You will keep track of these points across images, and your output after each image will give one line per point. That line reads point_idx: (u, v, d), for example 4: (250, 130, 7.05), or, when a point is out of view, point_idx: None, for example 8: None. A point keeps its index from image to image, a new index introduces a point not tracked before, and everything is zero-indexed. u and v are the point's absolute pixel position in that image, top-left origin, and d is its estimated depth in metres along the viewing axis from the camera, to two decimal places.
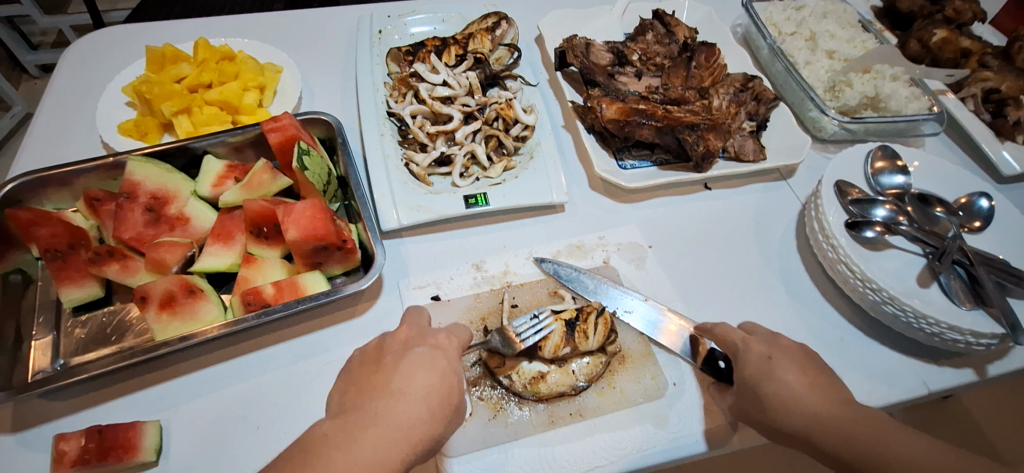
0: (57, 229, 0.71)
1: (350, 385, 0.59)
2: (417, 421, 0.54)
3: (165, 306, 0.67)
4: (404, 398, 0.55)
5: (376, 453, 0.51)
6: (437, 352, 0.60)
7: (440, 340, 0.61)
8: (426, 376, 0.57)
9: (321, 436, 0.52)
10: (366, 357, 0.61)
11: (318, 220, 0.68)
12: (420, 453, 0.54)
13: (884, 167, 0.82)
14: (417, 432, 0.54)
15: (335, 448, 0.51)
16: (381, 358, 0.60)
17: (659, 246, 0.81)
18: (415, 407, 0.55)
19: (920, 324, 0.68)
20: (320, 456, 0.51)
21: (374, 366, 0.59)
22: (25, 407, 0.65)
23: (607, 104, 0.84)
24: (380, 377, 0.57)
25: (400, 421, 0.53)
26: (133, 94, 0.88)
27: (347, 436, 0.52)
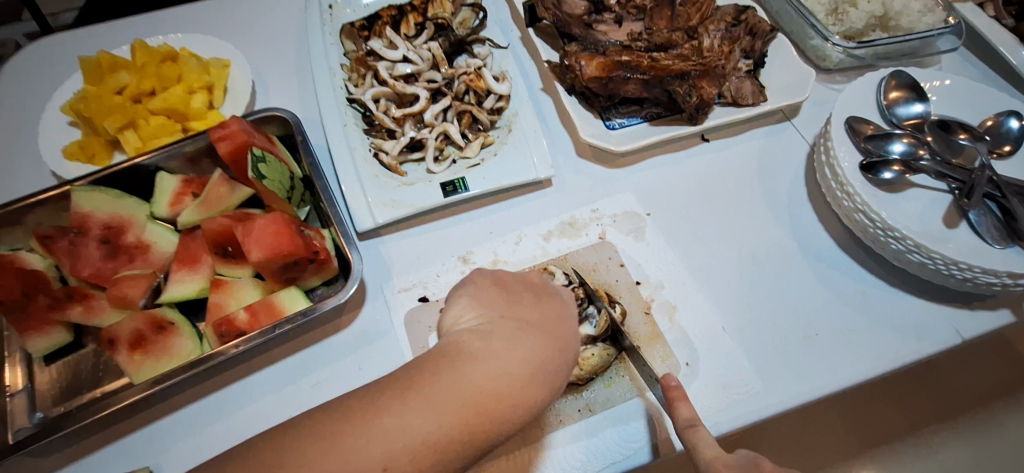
0: (7, 278, 0.64)
1: (485, 309, 0.54)
2: (558, 362, 0.51)
3: (135, 346, 0.62)
4: (551, 338, 0.52)
5: (516, 385, 0.47)
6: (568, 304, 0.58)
7: (564, 296, 0.60)
8: (563, 323, 0.55)
9: (468, 352, 0.48)
10: (498, 287, 0.57)
11: (281, 235, 0.62)
12: (548, 399, 0.50)
13: (900, 96, 0.74)
14: (554, 372, 0.50)
15: (479, 364, 0.47)
16: (519, 295, 0.56)
17: (658, 212, 0.75)
18: (560, 349, 0.52)
19: (951, 270, 0.62)
20: (465, 371, 0.46)
21: (508, 300, 0.55)
22: (10, 467, 0.61)
23: (585, 61, 0.76)
24: (522, 310, 0.54)
25: (545, 359, 0.50)
26: (73, 113, 0.81)
27: (492, 356, 0.48)
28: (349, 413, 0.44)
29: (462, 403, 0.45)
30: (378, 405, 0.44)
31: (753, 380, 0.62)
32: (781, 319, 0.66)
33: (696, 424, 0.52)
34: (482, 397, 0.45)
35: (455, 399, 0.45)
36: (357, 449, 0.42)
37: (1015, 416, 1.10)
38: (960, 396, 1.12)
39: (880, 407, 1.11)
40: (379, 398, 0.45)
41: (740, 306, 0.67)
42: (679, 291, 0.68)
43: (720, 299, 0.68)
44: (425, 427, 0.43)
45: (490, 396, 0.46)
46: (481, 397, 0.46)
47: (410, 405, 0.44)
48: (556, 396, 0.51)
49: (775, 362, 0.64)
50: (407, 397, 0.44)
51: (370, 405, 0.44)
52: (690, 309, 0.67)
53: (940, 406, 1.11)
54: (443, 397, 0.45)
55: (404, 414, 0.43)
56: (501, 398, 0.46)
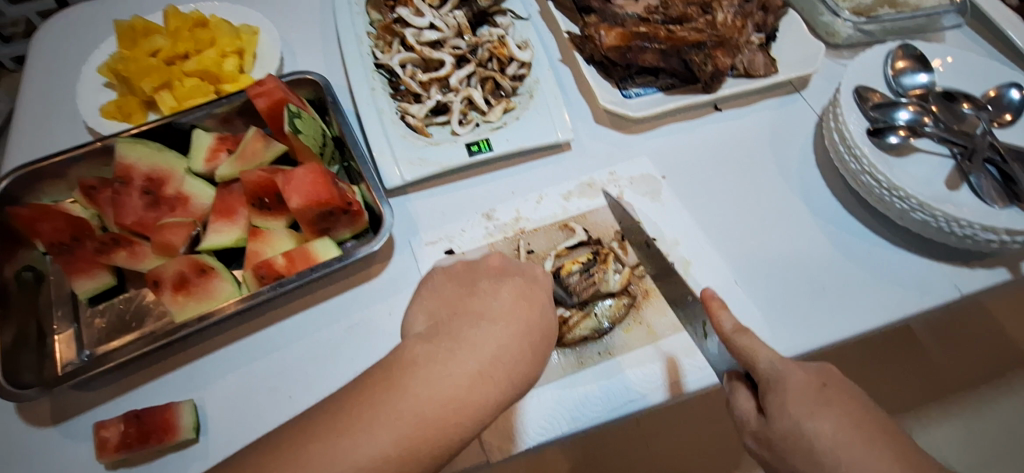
0: (59, 224, 0.69)
1: (438, 311, 0.57)
2: (510, 359, 0.52)
3: (179, 287, 0.66)
4: (500, 332, 0.53)
5: (461, 390, 0.49)
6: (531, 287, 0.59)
7: (534, 275, 0.61)
8: (520, 316, 0.55)
9: (412, 360, 0.50)
10: (455, 283, 0.60)
11: (318, 184, 0.66)
12: (503, 399, 0.51)
13: (906, 66, 0.77)
14: (504, 370, 0.51)
15: (421, 371, 0.49)
16: (475, 286, 0.58)
17: (673, 176, 0.78)
18: (510, 344, 0.53)
19: (952, 227, 0.66)
20: (405, 383, 0.48)
21: (463, 296, 0.58)
22: (59, 401, 0.64)
23: (605, 32, 0.79)
24: (476, 303, 0.56)
25: (494, 356, 0.51)
26: (111, 73, 0.84)
27: (436, 359, 0.50)
28: (288, 442, 0.45)
29: (401, 416, 0.46)
30: (314, 432, 0.46)
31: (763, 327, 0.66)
32: (789, 275, 0.70)
33: (825, 385, 0.49)
34: (426, 409, 0.47)
35: (392, 415, 0.46)
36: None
37: (1001, 389, 1.15)
38: (949, 372, 1.16)
39: (874, 384, 1.15)
40: (315, 426, 0.46)
41: (750, 261, 0.71)
42: (693, 248, 0.72)
43: (731, 255, 0.72)
44: (361, 447, 0.45)
45: (435, 406, 0.47)
46: (421, 408, 0.47)
47: (349, 427, 0.46)
48: (510, 393, 0.51)
49: (782, 313, 0.68)
50: (345, 421, 0.46)
51: (309, 430, 0.46)
52: (704, 264, 0.70)
53: (929, 381, 1.16)
54: (381, 414, 0.46)
55: (341, 442, 0.45)
56: (446, 403, 0.48)
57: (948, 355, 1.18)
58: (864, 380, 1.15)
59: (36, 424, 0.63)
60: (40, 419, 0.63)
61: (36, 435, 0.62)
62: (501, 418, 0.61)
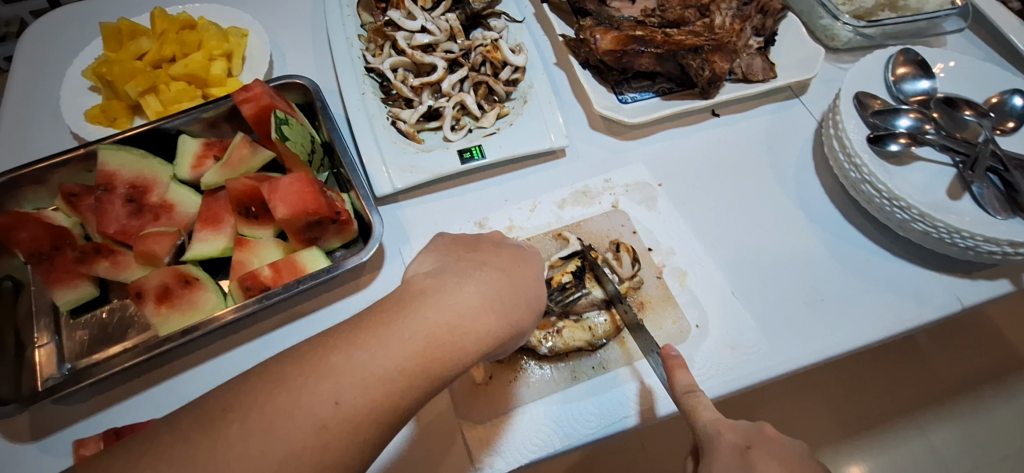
0: (38, 232, 0.67)
1: (442, 256, 0.57)
2: (514, 296, 0.52)
3: (162, 299, 0.64)
4: (505, 275, 0.53)
5: (468, 316, 0.48)
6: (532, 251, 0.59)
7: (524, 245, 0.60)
8: (522, 266, 0.55)
9: (419, 291, 0.50)
10: (457, 241, 0.59)
11: (305, 192, 0.64)
12: (508, 332, 0.51)
13: (907, 72, 0.76)
14: (509, 306, 0.51)
15: (429, 299, 0.49)
16: (478, 243, 0.58)
17: (669, 183, 0.77)
18: (515, 284, 0.53)
19: (954, 238, 0.64)
20: (415, 308, 0.48)
21: (467, 248, 0.57)
22: (39, 415, 0.62)
23: (600, 34, 0.78)
24: (478, 255, 0.56)
25: (499, 291, 0.51)
26: (95, 76, 0.82)
27: (441, 290, 0.50)
28: (300, 356, 0.45)
29: (412, 336, 0.46)
30: (327, 347, 0.45)
31: (761, 338, 0.65)
32: (787, 285, 0.69)
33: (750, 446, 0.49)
34: (434, 327, 0.47)
35: (403, 333, 0.46)
36: (308, 388, 0.43)
37: (999, 395, 1.14)
38: (946, 377, 1.15)
39: (871, 387, 1.14)
40: (328, 340, 0.46)
41: (749, 271, 0.70)
42: (689, 258, 0.70)
43: (729, 265, 0.70)
44: (373, 360, 0.44)
45: (441, 329, 0.47)
46: (430, 329, 0.47)
47: (360, 343, 0.45)
48: (515, 328, 0.51)
49: (780, 324, 0.66)
50: (356, 339, 0.46)
51: (321, 347, 0.45)
52: (700, 274, 0.69)
53: (927, 387, 1.14)
54: (393, 333, 0.46)
55: (346, 357, 0.44)
56: (454, 328, 0.47)
57: (947, 361, 1.17)
58: (862, 384, 1.14)
59: (14, 439, 0.61)
60: (20, 434, 0.61)
61: (14, 451, 0.61)
62: (494, 434, 0.60)
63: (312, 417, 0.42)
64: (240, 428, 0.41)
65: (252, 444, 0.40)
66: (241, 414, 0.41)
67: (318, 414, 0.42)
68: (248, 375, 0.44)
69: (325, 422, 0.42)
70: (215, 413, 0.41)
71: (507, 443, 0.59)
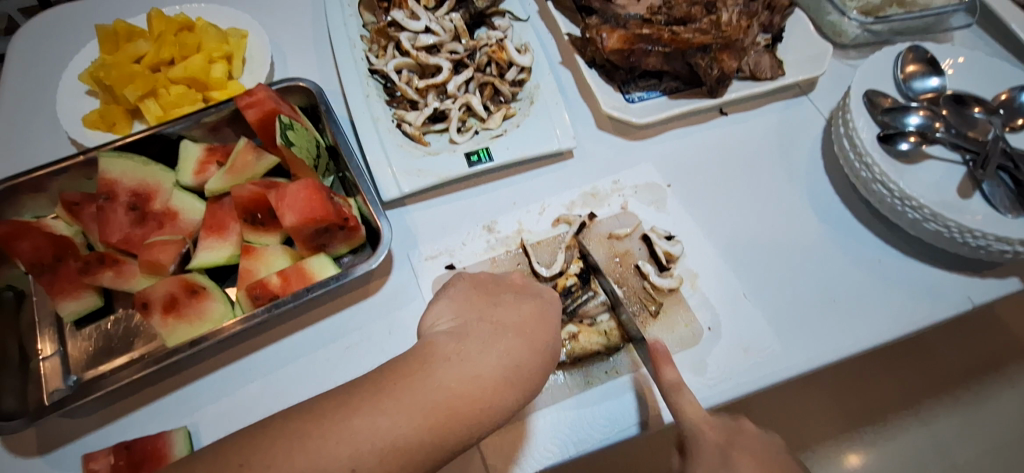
0: (39, 241, 0.67)
1: (464, 310, 0.54)
2: (535, 366, 0.51)
3: (169, 309, 0.63)
4: (526, 341, 0.52)
5: (488, 389, 0.47)
6: (553, 305, 0.58)
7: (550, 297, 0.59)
8: (546, 324, 0.55)
9: (442, 357, 0.48)
10: (478, 289, 0.57)
11: (313, 200, 0.63)
12: (523, 401, 0.50)
13: (916, 70, 0.75)
14: (528, 375, 0.50)
15: (450, 367, 0.47)
16: (500, 295, 0.56)
17: (678, 184, 0.76)
18: (538, 351, 0.52)
19: (965, 238, 0.64)
20: (437, 375, 0.47)
21: (489, 300, 0.55)
22: (45, 428, 0.62)
23: (606, 33, 0.76)
24: (501, 312, 0.54)
25: (522, 363, 0.50)
26: (93, 81, 0.80)
27: (464, 358, 0.48)
28: (321, 413, 0.44)
29: (431, 405, 0.45)
30: (349, 407, 0.44)
31: (774, 341, 0.65)
32: (797, 285, 0.69)
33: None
34: (454, 398, 0.46)
35: (422, 401, 0.45)
36: (325, 449, 0.42)
37: (1004, 391, 1.14)
38: (951, 374, 1.15)
39: (871, 383, 1.15)
40: (345, 400, 0.45)
41: (760, 271, 0.70)
42: (700, 259, 0.70)
43: (739, 267, 0.70)
44: (393, 428, 0.43)
45: (460, 401, 0.46)
46: (448, 402, 0.46)
47: (381, 407, 0.44)
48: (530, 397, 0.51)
49: (792, 326, 0.66)
50: (376, 400, 0.44)
51: (340, 407, 0.44)
52: (711, 276, 0.69)
53: (932, 383, 1.15)
54: (413, 400, 0.45)
55: (359, 421, 0.43)
56: (472, 401, 0.46)
57: (952, 357, 1.17)
58: (862, 381, 1.15)
59: (21, 454, 0.60)
60: (25, 448, 0.61)
61: (22, 466, 0.60)
62: (506, 441, 0.59)
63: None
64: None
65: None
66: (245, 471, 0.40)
67: None
68: (264, 425, 0.43)
69: None
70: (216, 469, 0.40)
71: (512, 455, 0.59)
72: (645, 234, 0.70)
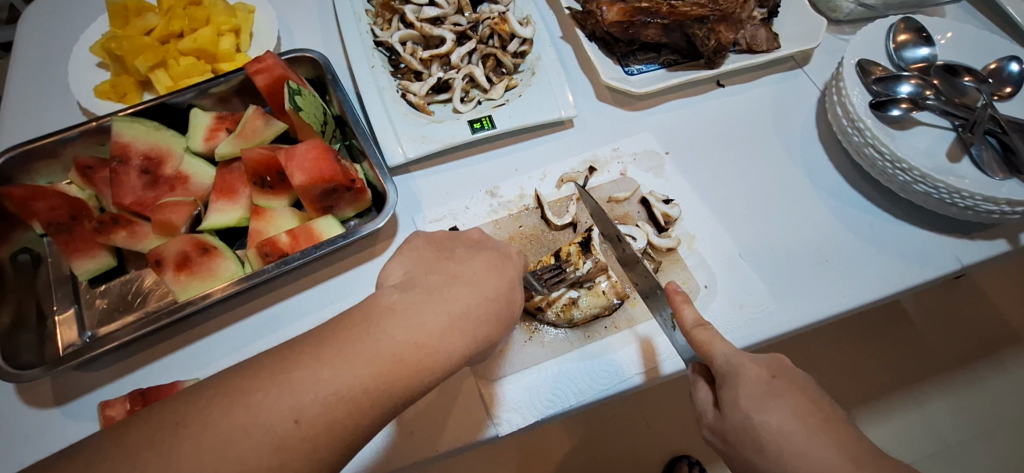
0: (56, 202, 0.68)
1: (416, 265, 0.55)
2: (483, 315, 0.52)
3: (181, 267, 0.65)
4: (477, 292, 0.53)
5: (435, 336, 0.48)
6: (510, 259, 0.59)
7: (509, 251, 0.60)
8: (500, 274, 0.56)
9: (387, 307, 0.49)
10: (432, 245, 0.58)
11: (321, 161, 0.65)
12: (474, 347, 0.51)
13: (907, 40, 0.77)
14: (478, 325, 0.52)
15: (396, 316, 0.48)
16: (454, 249, 0.57)
17: (676, 152, 0.78)
18: (486, 300, 0.53)
19: (954, 199, 0.66)
20: (381, 324, 0.48)
21: (441, 256, 0.56)
22: (61, 381, 0.64)
23: (606, 7, 0.77)
24: (451, 265, 0.55)
25: (468, 310, 0.51)
26: (103, 52, 0.82)
27: (411, 309, 0.49)
28: (262, 368, 0.44)
29: (375, 355, 0.46)
30: (289, 362, 0.44)
31: (768, 298, 0.67)
32: (792, 246, 0.71)
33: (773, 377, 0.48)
34: (401, 346, 0.47)
35: (366, 351, 0.46)
36: (267, 404, 0.42)
37: (993, 367, 1.16)
38: (941, 350, 1.18)
39: (864, 360, 1.17)
40: (289, 354, 0.45)
41: (755, 234, 0.72)
42: (698, 223, 0.72)
43: (735, 231, 0.72)
44: (337, 378, 0.44)
45: (406, 349, 0.47)
46: (395, 350, 0.46)
47: (323, 359, 0.45)
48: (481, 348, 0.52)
49: (786, 285, 0.68)
50: (317, 354, 0.45)
51: (284, 360, 0.45)
52: (708, 238, 0.71)
53: (923, 360, 1.17)
54: (359, 350, 0.46)
55: (299, 373, 0.44)
56: (418, 348, 0.47)
57: (943, 334, 1.19)
58: (855, 358, 1.17)
59: (38, 405, 0.62)
60: (42, 400, 0.62)
61: (39, 416, 0.62)
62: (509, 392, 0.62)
63: (271, 436, 0.41)
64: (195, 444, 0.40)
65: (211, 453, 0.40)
66: (196, 428, 0.40)
67: (277, 432, 0.42)
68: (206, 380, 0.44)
69: (281, 442, 0.41)
70: (169, 430, 0.41)
71: (494, 414, 0.61)
72: (644, 198, 0.73)
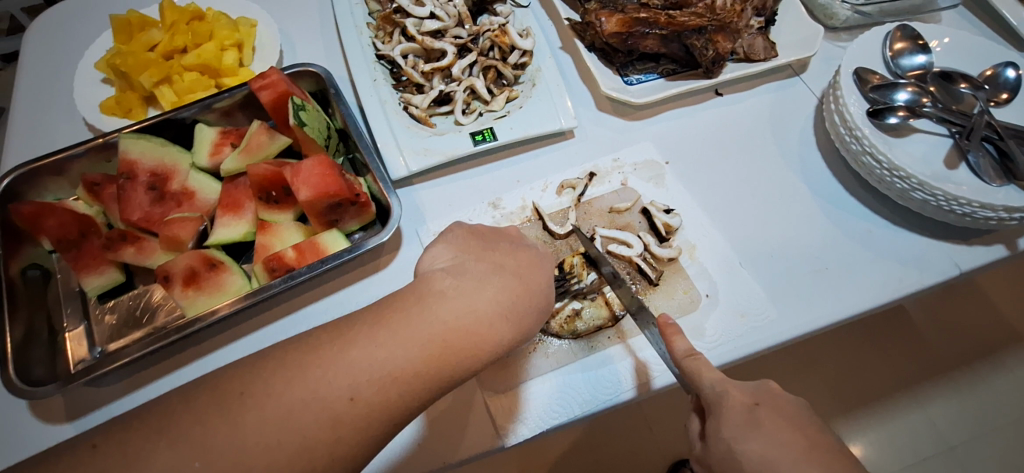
0: (65, 219, 0.69)
1: (462, 251, 0.57)
2: (529, 304, 0.53)
3: (189, 282, 0.66)
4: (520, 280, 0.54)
5: (484, 323, 0.50)
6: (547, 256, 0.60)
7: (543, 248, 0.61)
8: (539, 270, 0.57)
9: (439, 291, 0.51)
10: (475, 235, 0.59)
11: (326, 176, 0.66)
12: (517, 338, 0.52)
13: (904, 48, 0.78)
14: (524, 316, 0.53)
15: (447, 301, 0.50)
16: (497, 242, 0.59)
17: (676, 162, 0.79)
18: (533, 291, 0.54)
19: (951, 205, 0.67)
20: (433, 307, 0.49)
21: (485, 246, 0.58)
22: (72, 397, 0.64)
23: (605, 17, 0.78)
24: (497, 255, 0.56)
25: None
26: (108, 69, 0.83)
27: (460, 294, 0.51)
28: (320, 346, 0.47)
29: (425, 340, 0.48)
30: (346, 341, 0.47)
31: (770, 305, 0.67)
32: (792, 254, 0.72)
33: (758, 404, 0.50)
34: (448, 331, 0.48)
35: (420, 333, 0.48)
36: (324, 380, 0.45)
37: (993, 369, 1.17)
38: (942, 352, 1.19)
39: (866, 362, 1.18)
40: (346, 334, 0.48)
41: (755, 243, 0.72)
42: (698, 232, 0.72)
43: (735, 240, 0.73)
44: (388, 361, 0.46)
45: (452, 335, 0.48)
46: (444, 334, 0.48)
47: (377, 340, 0.47)
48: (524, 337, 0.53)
49: (787, 293, 0.69)
50: (370, 335, 0.47)
51: (339, 340, 0.47)
52: (708, 247, 0.71)
53: (925, 362, 1.18)
54: (410, 334, 0.48)
55: (352, 353, 0.46)
56: (466, 334, 0.49)
57: (944, 336, 1.20)
58: (857, 360, 1.18)
59: (51, 421, 0.63)
60: (55, 415, 0.63)
61: (52, 432, 0.63)
62: (513, 404, 0.62)
63: (327, 410, 0.44)
64: (260, 414, 0.43)
65: (273, 422, 0.43)
66: (259, 401, 0.44)
67: (333, 407, 0.44)
68: (232, 376, 0.45)
69: (338, 418, 0.44)
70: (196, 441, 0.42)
71: (503, 427, 0.61)
72: (645, 208, 0.74)
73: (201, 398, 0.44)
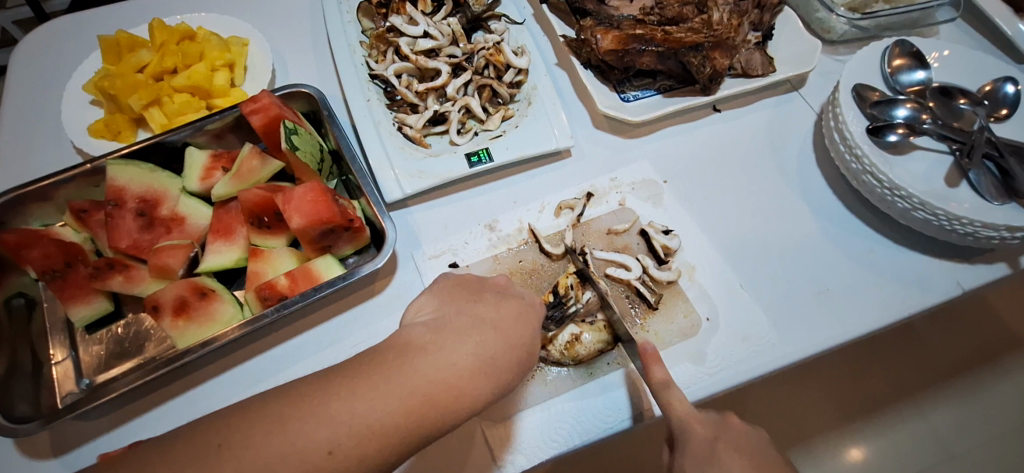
0: (50, 249, 0.68)
1: (445, 304, 0.56)
2: (509, 360, 0.52)
3: (179, 312, 0.64)
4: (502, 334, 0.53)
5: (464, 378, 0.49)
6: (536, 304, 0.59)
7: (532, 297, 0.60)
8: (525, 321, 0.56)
9: (420, 346, 0.50)
10: (461, 287, 0.59)
11: (318, 202, 0.65)
12: (504, 381, 0.52)
13: (903, 64, 0.78)
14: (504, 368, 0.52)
15: (427, 357, 0.49)
16: (482, 292, 0.58)
17: (674, 180, 0.78)
18: (515, 345, 0.53)
19: (953, 225, 0.66)
20: (415, 363, 0.49)
21: (470, 298, 0.57)
22: (58, 431, 0.63)
23: (601, 34, 0.77)
24: (480, 308, 0.55)
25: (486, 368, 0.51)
26: (96, 90, 0.81)
27: (442, 348, 0.50)
28: (302, 397, 0.46)
29: (406, 392, 0.47)
30: (330, 392, 0.46)
31: (771, 329, 0.66)
32: (792, 275, 0.71)
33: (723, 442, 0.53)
34: (430, 385, 0.48)
35: (402, 386, 0.47)
36: (308, 430, 0.44)
37: (996, 380, 1.16)
38: (946, 363, 1.17)
39: (869, 374, 1.16)
40: (330, 383, 0.47)
41: (755, 264, 0.71)
42: (698, 253, 0.71)
43: (735, 260, 0.72)
44: (372, 411, 0.45)
45: (434, 388, 0.48)
46: (427, 386, 0.48)
47: (364, 391, 0.46)
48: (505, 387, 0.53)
49: (788, 316, 0.68)
50: (356, 384, 0.47)
51: (321, 391, 0.46)
52: (707, 269, 0.70)
53: (928, 373, 1.16)
54: (391, 386, 0.47)
55: (335, 403, 0.45)
56: (446, 388, 0.48)
57: (947, 346, 1.19)
58: (858, 371, 1.17)
59: (37, 456, 0.61)
60: (41, 451, 0.62)
61: (38, 467, 0.61)
62: (511, 433, 0.61)
63: (306, 463, 0.43)
64: (249, 460, 0.42)
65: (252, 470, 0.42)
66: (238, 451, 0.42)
67: (313, 460, 0.43)
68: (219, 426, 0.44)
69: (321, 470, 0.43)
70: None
71: (501, 458, 0.60)
72: (643, 229, 0.73)
73: (187, 445, 0.42)
